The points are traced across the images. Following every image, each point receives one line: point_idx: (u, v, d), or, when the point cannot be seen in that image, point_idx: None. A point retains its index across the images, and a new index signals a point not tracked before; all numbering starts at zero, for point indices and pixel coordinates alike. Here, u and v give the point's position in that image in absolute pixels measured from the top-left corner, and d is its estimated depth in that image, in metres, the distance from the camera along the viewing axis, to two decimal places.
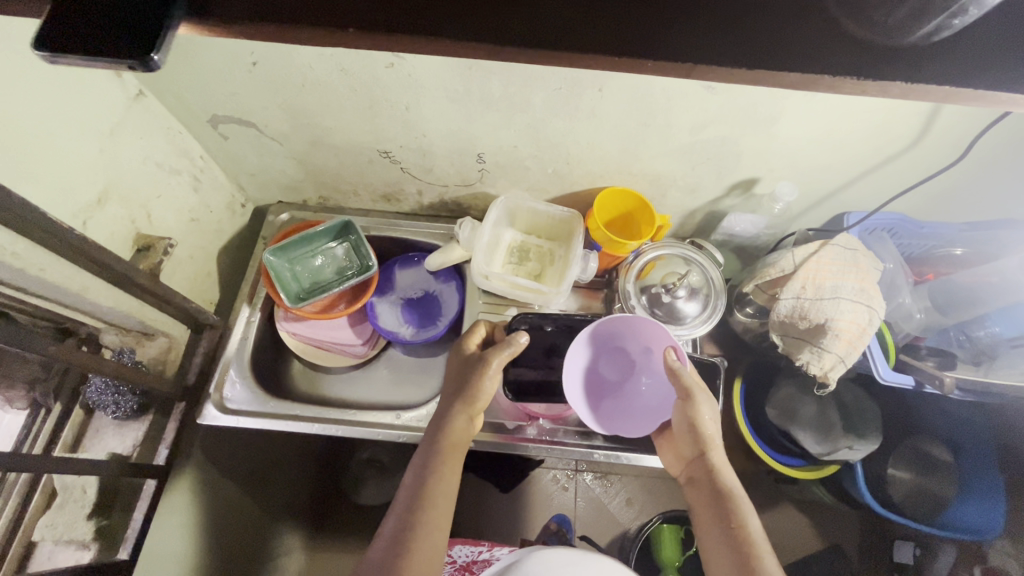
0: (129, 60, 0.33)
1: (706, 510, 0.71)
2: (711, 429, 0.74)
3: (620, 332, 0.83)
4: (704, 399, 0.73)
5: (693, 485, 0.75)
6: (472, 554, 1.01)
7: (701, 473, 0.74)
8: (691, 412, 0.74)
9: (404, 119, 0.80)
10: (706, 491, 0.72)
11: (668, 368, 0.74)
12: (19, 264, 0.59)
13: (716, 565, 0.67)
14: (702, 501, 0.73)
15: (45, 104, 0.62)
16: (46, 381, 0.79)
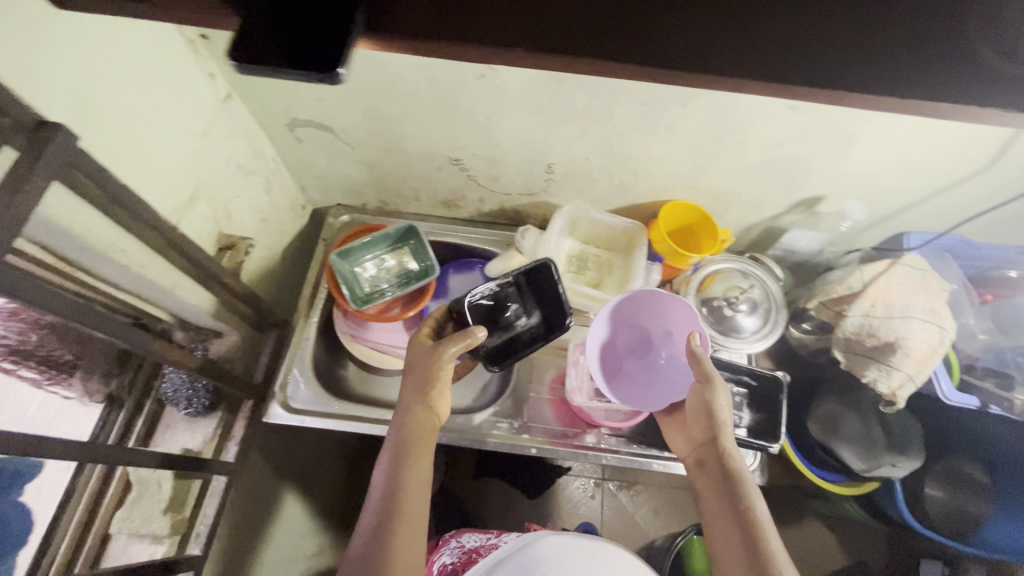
0: (320, 73, 0.35)
1: (712, 494, 0.70)
2: (725, 415, 0.73)
3: (643, 312, 0.87)
4: (720, 386, 0.74)
5: (701, 471, 0.74)
6: (481, 539, 0.95)
7: (711, 456, 0.73)
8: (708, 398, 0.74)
9: (482, 128, 0.81)
10: (715, 475, 0.71)
11: (691, 352, 0.75)
12: (126, 261, 0.60)
13: (726, 549, 0.64)
14: (711, 485, 0.71)
15: (156, 106, 0.63)
16: (121, 376, 0.80)
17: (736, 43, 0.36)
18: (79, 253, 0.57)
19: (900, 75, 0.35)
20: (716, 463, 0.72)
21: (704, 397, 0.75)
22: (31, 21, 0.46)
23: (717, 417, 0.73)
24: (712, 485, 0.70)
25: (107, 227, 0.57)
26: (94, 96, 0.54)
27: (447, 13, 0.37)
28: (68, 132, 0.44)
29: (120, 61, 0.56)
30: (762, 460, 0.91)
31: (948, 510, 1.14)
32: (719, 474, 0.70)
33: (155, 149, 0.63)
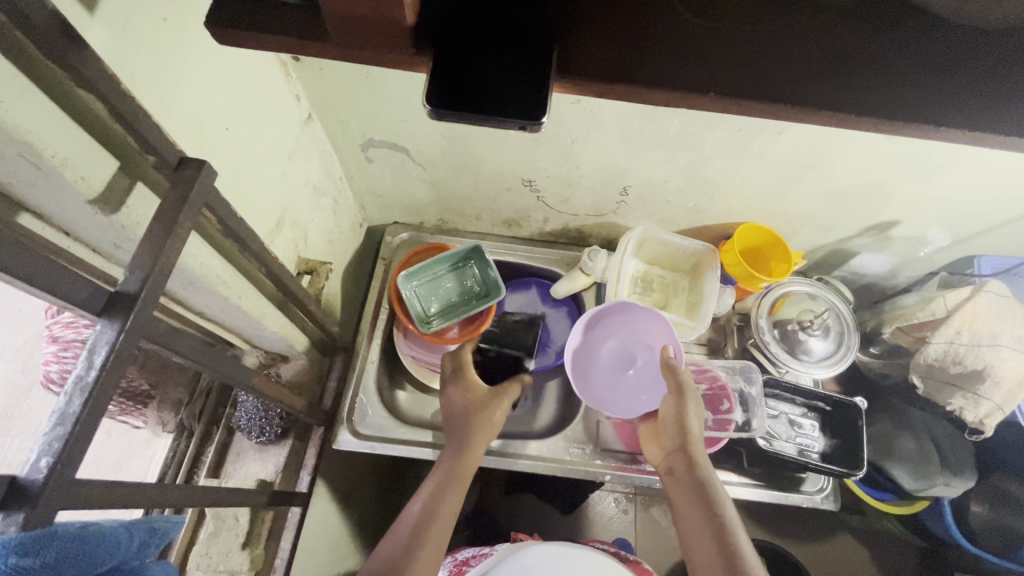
0: (523, 120, 0.33)
1: (684, 502, 0.67)
2: (695, 424, 0.72)
3: (624, 323, 0.87)
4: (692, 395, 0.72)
5: (670, 479, 0.71)
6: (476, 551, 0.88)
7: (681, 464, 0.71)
8: (679, 408, 0.72)
9: (564, 151, 0.79)
10: (687, 485, 0.68)
11: (665, 363, 0.75)
12: (227, 292, 0.58)
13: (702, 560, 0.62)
14: (680, 492, 0.69)
15: (257, 131, 0.61)
16: (189, 404, 0.78)
17: (917, 96, 0.37)
18: (185, 286, 0.55)
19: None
20: (685, 472, 0.69)
21: (675, 407, 0.73)
22: (165, 51, 0.43)
23: (687, 426, 0.71)
24: (685, 494, 0.68)
25: (213, 259, 0.55)
26: (209, 126, 0.51)
27: (631, 58, 0.36)
28: (210, 169, 0.42)
29: (231, 87, 0.54)
30: (835, 484, 0.89)
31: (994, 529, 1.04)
32: (690, 482, 0.68)
33: (253, 175, 0.61)
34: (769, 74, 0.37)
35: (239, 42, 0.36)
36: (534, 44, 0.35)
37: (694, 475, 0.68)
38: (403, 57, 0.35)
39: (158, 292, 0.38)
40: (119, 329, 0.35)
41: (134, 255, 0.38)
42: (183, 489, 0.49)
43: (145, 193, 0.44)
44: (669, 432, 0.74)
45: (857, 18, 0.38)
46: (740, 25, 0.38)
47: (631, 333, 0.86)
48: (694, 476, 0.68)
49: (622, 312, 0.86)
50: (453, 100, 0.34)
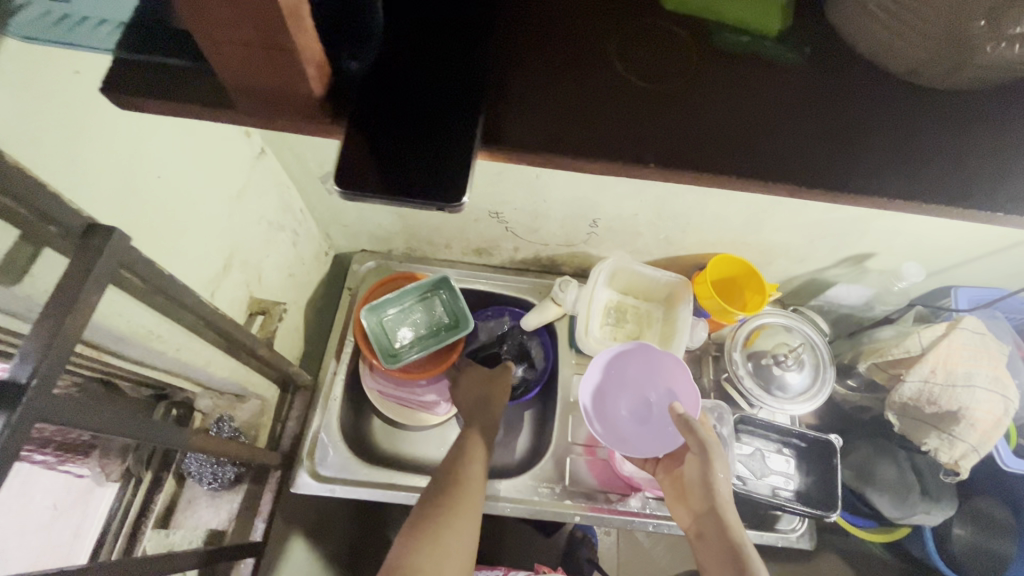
0: (439, 202, 0.30)
1: (716, 567, 0.64)
2: (723, 484, 0.69)
3: (643, 366, 0.82)
4: (715, 453, 0.69)
5: (702, 544, 0.68)
6: None
7: (712, 526, 0.67)
8: (706, 470, 0.69)
9: (530, 184, 0.77)
10: (718, 549, 0.65)
11: (682, 423, 0.71)
12: (161, 347, 0.55)
13: None
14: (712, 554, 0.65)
15: (199, 175, 0.58)
16: (138, 451, 0.72)
17: (868, 166, 0.35)
18: (113, 343, 0.52)
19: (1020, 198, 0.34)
20: (717, 536, 0.66)
21: (701, 468, 0.70)
22: (79, 106, 0.40)
23: (714, 487, 0.69)
24: (716, 558, 0.64)
25: (144, 314, 0.52)
26: (137, 177, 0.48)
27: (564, 129, 0.34)
28: (123, 234, 0.39)
29: (166, 133, 0.50)
30: (809, 523, 0.87)
31: (973, 555, 1.00)
32: (722, 545, 0.64)
33: (194, 220, 0.58)
34: (714, 143, 0.35)
35: (143, 109, 0.33)
36: (459, 114, 0.32)
37: (725, 539, 0.65)
38: (318, 126, 0.33)
39: (55, 377, 0.35)
40: (3, 425, 0.32)
41: (28, 338, 0.35)
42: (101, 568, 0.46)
43: (55, 259, 0.41)
44: (697, 495, 0.71)
45: (804, 86, 0.37)
46: (684, 92, 0.36)
47: (650, 377, 0.82)
48: (726, 541, 0.64)
49: (642, 356, 0.82)
50: (364, 176, 0.31)
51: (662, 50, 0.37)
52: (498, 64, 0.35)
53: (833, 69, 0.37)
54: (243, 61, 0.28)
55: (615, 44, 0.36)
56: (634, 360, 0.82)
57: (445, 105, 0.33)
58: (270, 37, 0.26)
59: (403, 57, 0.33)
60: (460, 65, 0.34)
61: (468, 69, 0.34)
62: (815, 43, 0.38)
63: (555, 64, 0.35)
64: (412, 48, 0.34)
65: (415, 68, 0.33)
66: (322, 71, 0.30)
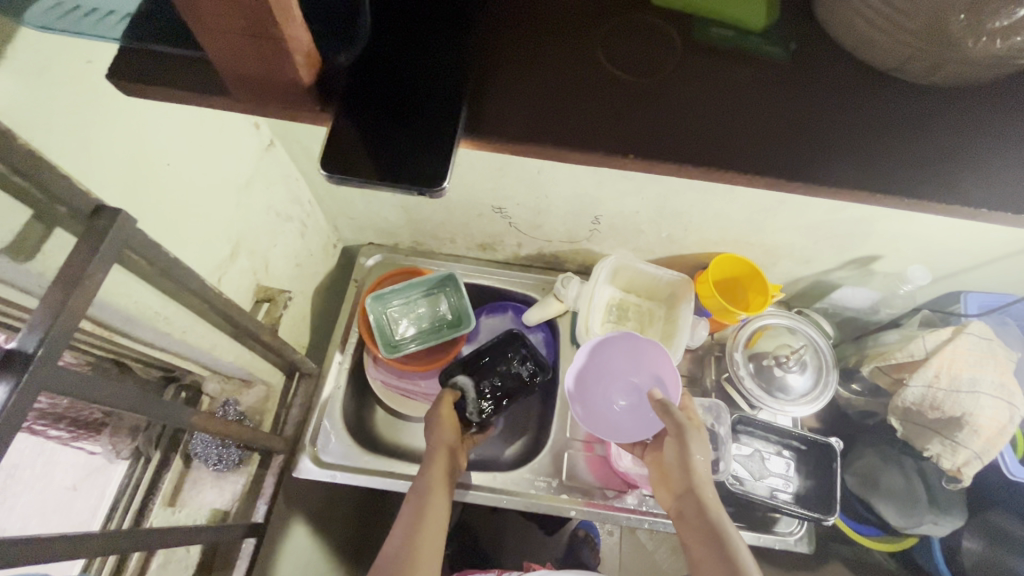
0: (418, 185, 0.31)
1: (699, 544, 0.61)
2: (701, 464, 0.67)
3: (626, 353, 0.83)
4: (692, 435, 0.68)
5: (682, 524, 0.65)
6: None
7: (691, 507, 0.65)
8: (683, 449, 0.67)
9: (532, 180, 0.78)
10: (700, 528, 0.62)
11: (661, 406, 0.71)
12: (168, 328, 0.57)
13: None
14: (693, 537, 0.63)
15: (208, 164, 0.60)
16: (147, 431, 0.76)
17: (847, 161, 0.35)
18: (122, 322, 0.54)
19: (997, 194, 0.34)
20: (696, 517, 0.64)
21: (679, 449, 0.68)
22: (93, 94, 0.43)
23: (692, 466, 0.67)
24: (698, 537, 0.62)
25: (151, 296, 0.54)
26: (147, 163, 0.50)
27: (545, 118, 0.35)
28: (128, 215, 0.41)
29: (176, 122, 0.53)
30: (808, 527, 0.86)
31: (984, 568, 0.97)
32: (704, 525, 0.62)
33: (200, 207, 0.60)
34: (694, 136, 0.35)
35: (147, 95, 0.35)
36: (443, 104, 0.34)
37: (707, 519, 0.62)
38: (309, 112, 0.34)
39: (60, 347, 0.37)
40: (12, 388, 0.34)
41: (37, 310, 0.37)
42: (103, 536, 0.48)
43: (65, 238, 0.43)
44: (677, 476, 0.69)
45: (787, 82, 0.37)
46: (668, 86, 0.36)
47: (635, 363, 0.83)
48: (704, 521, 0.62)
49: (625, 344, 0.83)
50: (349, 160, 0.32)
51: (647, 45, 0.37)
52: (483, 57, 0.36)
53: (818, 66, 0.37)
54: (234, 48, 0.29)
55: (599, 38, 0.37)
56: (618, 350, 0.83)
57: (430, 94, 0.34)
58: (260, 27, 0.27)
59: (392, 49, 0.35)
60: (445, 57, 0.35)
61: (453, 60, 0.35)
62: (800, 39, 0.38)
63: (540, 59, 0.36)
64: (399, 41, 0.35)
65: (402, 60, 0.35)
66: (310, 59, 0.31)
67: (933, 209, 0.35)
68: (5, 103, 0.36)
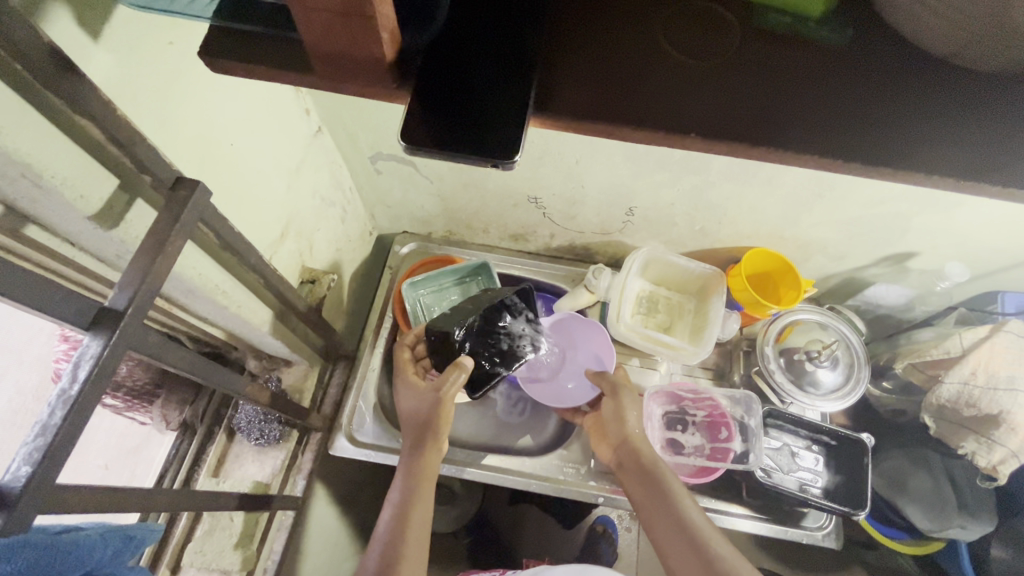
0: (494, 159, 0.34)
1: (638, 490, 0.70)
2: (633, 419, 0.77)
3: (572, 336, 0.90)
4: (625, 394, 0.79)
5: (623, 474, 0.74)
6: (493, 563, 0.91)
7: (629, 457, 0.74)
8: (619, 408, 0.78)
9: (569, 170, 0.79)
10: (644, 482, 0.70)
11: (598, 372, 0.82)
12: (226, 302, 0.60)
13: (660, 529, 0.66)
14: (634, 482, 0.72)
15: (266, 147, 0.63)
16: (194, 404, 0.80)
17: (903, 144, 0.36)
18: (186, 295, 0.57)
19: None
20: (635, 465, 0.73)
21: (615, 408, 0.78)
22: (174, 75, 0.45)
23: (626, 420, 0.77)
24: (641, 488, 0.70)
25: (213, 269, 0.56)
26: (215, 143, 0.53)
27: (609, 98, 0.36)
28: (205, 188, 0.44)
29: (241, 106, 0.55)
30: (836, 522, 0.86)
31: None
32: (643, 473, 0.71)
33: (257, 188, 0.63)
34: (751, 117, 0.37)
35: (234, 72, 0.37)
36: (513, 84, 0.36)
37: (654, 480, 0.70)
38: (386, 90, 0.36)
39: (146, 306, 0.40)
40: (103, 344, 0.37)
41: (125, 272, 0.40)
42: (169, 494, 0.50)
43: (145, 209, 0.46)
44: (613, 430, 0.78)
45: (845, 66, 0.38)
46: (725, 69, 0.38)
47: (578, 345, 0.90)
48: (642, 467, 0.72)
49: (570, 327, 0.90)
50: (427, 136, 0.35)
51: (706, 30, 0.38)
52: (549, 39, 0.38)
53: (875, 51, 0.38)
54: (325, 27, 0.32)
55: (660, 23, 0.39)
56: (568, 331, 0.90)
57: (502, 75, 0.36)
58: (354, 7, 0.29)
59: (464, 34, 0.37)
60: (515, 39, 0.37)
61: (523, 44, 0.37)
62: (857, 24, 0.39)
63: (603, 42, 0.38)
64: (470, 26, 0.37)
65: (474, 46, 0.37)
66: (394, 38, 0.33)
67: (988, 190, 0.36)
68: (102, 78, 0.39)
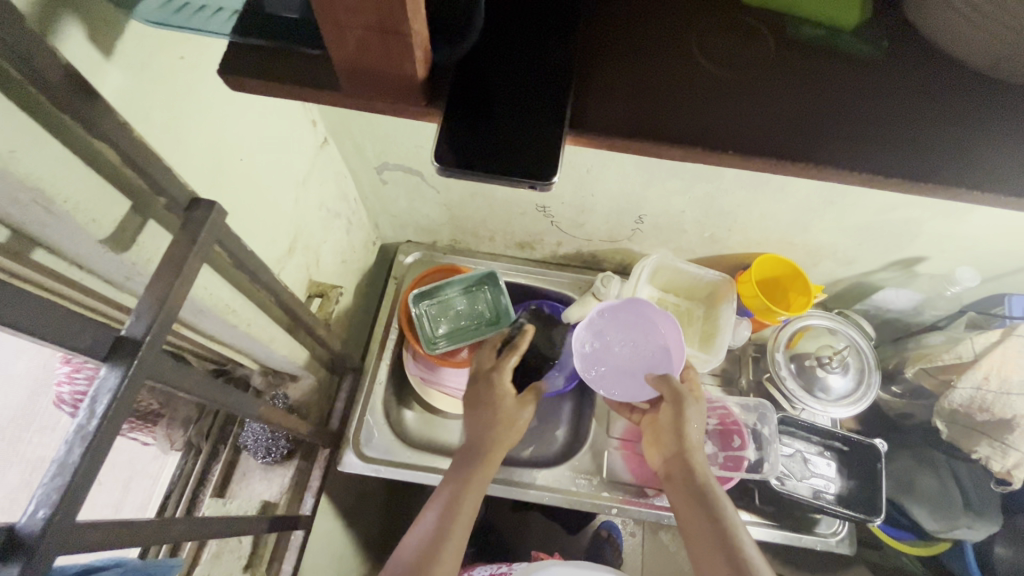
0: (532, 179, 0.33)
1: (687, 511, 0.64)
2: (694, 430, 0.71)
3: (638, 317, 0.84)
4: (689, 402, 0.71)
5: (671, 485, 0.69)
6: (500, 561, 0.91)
7: (679, 469, 0.69)
8: (677, 416, 0.71)
9: (580, 179, 0.78)
10: (693, 500, 0.65)
11: (656, 376, 0.75)
12: (236, 320, 0.58)
13: (699, 554, 0.61)
14: (680, 496, 0.67)
15: (276, 159, 0.61)
16: (198, 424, 0.78)
17: (945, 157, 0.35)
18: (195, 314, 0.55)
19: None
20: (684, 478, 0.67)
21: (672, 415, 0.72)
22: (187, 90, 0.44)
23: (686, 431, 0.70)
24: (690, 508, 0.65)
25: (223, 288, 0.54)
26: (226, 159, 0.51)
27: (646, 113, 0.36)
28: (222, 208, 0.42)
29: (252, 119, 0.54)
30: (850, 528, 0.86)
31: None
32: (694, 492, 0.65)
33: (267, 203, 0.61)
34: (789, 132, 0.36)
35: (254, 90, 0.36)
36: (547, 103, 0.35)
37: (704, 498, 0.64)
38: (415, 105, 0.35)
39: (164, 334, 0.38)
40: (121, 376, 0.35)
41: (141, 299, 0.38)
42: (184, 524, 0.48)
43: (157, 230, 0.44)
44: (667, 437, 0.72)
45: (880, 79, 0.37)
46: (761, 82, 0.37)
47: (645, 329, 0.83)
48: (692, 480, 0.66)
49: (637, 310, 0.84)
50: (458, 155, 0.34)
51: (739, 43, 0.38)
52: (581, 54, 0.37)
53: (909, 63, 0.38)
54: (359, 44, 0.30)
55: (694, 37, 0.38)
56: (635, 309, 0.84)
57: (538, 90, 0.35)
58: (390, 23, 0.28)
59: (496, 48, 0.36)
60: (546, 57, 0.36)
61: (559, 58, 0.36)
62: (889, 36, 0.39)
63: (636, 56, 0.37)
64: (500, 39, 0.37)
65: (508, 60, 0.36)
66: (426, 55, 0.32)
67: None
68: (116, 96, 0.37)
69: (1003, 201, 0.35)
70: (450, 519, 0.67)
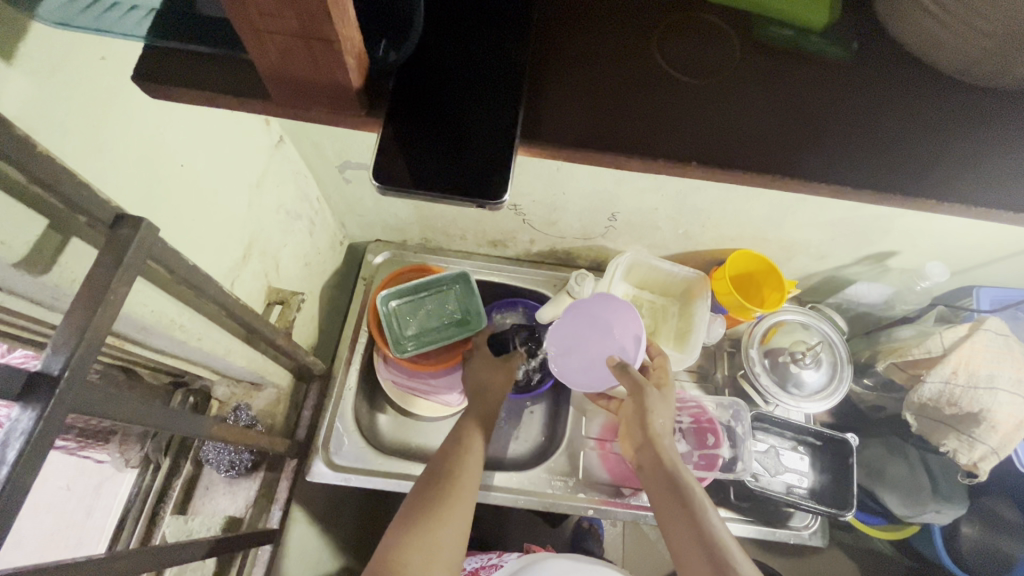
0: (480, 198, 0.31)
1: (664, 506, 0.60)
2: (660, 420, 0.67)
3: (602, 317, 0.77)
4: (651, 392, 0.68)
5: (644, 478, 0.64)
6: (482, 559, 0.90)
7: (650, 459, 0.65)
8: (642, 408, 0.67)
9: (551, 177, 0.75)
10: (667, 493, 0.60)
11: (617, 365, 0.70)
12: (184, 337, 0.55)
13: (682, 550, 0.56)
14: (654, 490, 0.62)
15: (225, 163, 0.57)
16: (155, 438, 0.74)
17: (913, 167, 0.34)
18: (138, 332, 0.52)
19: None
20: (654, 468, 0.63)
21: (637, 407, 0.68)
22: (113, 96, 0.40)
23: (651, 422, 0.66)
24: (665, 501, 0.60)
25: (165, 304, 0.51)
26: (164, 167, 0.48)
27: (602, 123, 0.34)
28: (151, 224, 0.39)
29: (193, 122, 0.50)
30: (822, 521, 0.87)
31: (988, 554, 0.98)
32: (667, 483, 0.61)
33: (216, 211, 0.58)
34: (754, 142, 0.34)
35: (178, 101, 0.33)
36: (498, 113, 0.33)
37: (676, 489, 0.60)
38: (354, 113, 0.33)
39: (86, 368, 0.35)
40: (37, 416, 0.32)
41: (59, 330, 0.35)
42: (130, 557, 0.46)
43: (83, 249, 0.40)
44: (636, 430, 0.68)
45: (851, 83, 0.36)
46: (727, 88, 0.35)
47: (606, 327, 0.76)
48: (663, 470, 0.62)
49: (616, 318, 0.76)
50: (402, 172, 0.32)
51: (703, 45, 0.36)
52: (535, 60, 0.35)
53: (881, 67, 0.36)
54: (282, 51, 0.28)
55: (655, 39, 0.36)
56: (591, 308, 0.77)
57: (487, 98, 0.33)
58: (313, 27, 0.25)
59: (442, 53, 0.34)
60: (498, 63, 0.34)
61: (511, 63, 0.34)
62: (860, 37, 0.37)
63: (594, 61, 0.35)
64: (448, 44, 0.34)
65: (454, 66, 0.34)
66: (360, 62, 0.30)
67: (991, 215, 0.35)
68: (17, 105, 0.33)
69: (971, 212, 0.34)
70: (429, 517, 0.59)
